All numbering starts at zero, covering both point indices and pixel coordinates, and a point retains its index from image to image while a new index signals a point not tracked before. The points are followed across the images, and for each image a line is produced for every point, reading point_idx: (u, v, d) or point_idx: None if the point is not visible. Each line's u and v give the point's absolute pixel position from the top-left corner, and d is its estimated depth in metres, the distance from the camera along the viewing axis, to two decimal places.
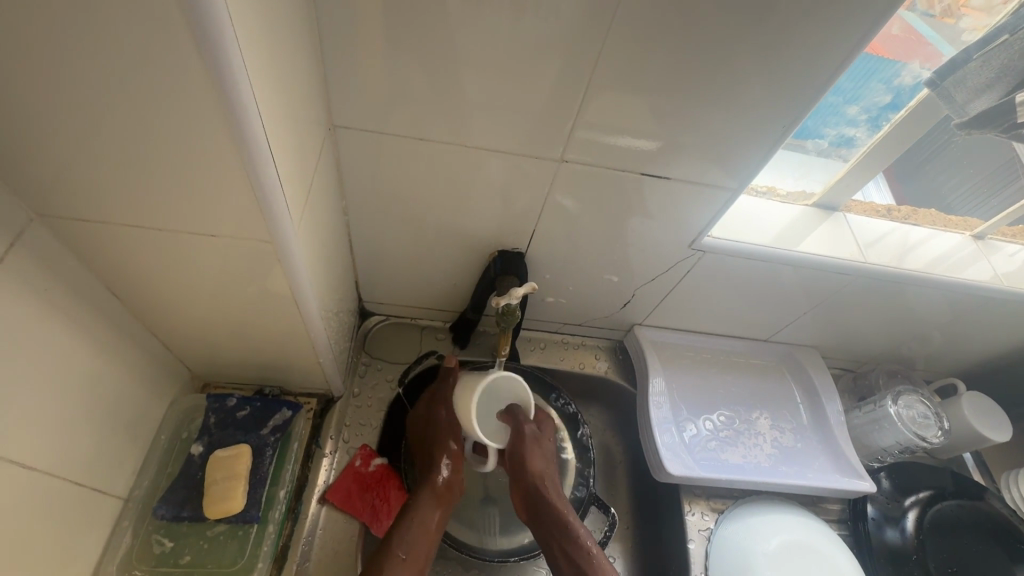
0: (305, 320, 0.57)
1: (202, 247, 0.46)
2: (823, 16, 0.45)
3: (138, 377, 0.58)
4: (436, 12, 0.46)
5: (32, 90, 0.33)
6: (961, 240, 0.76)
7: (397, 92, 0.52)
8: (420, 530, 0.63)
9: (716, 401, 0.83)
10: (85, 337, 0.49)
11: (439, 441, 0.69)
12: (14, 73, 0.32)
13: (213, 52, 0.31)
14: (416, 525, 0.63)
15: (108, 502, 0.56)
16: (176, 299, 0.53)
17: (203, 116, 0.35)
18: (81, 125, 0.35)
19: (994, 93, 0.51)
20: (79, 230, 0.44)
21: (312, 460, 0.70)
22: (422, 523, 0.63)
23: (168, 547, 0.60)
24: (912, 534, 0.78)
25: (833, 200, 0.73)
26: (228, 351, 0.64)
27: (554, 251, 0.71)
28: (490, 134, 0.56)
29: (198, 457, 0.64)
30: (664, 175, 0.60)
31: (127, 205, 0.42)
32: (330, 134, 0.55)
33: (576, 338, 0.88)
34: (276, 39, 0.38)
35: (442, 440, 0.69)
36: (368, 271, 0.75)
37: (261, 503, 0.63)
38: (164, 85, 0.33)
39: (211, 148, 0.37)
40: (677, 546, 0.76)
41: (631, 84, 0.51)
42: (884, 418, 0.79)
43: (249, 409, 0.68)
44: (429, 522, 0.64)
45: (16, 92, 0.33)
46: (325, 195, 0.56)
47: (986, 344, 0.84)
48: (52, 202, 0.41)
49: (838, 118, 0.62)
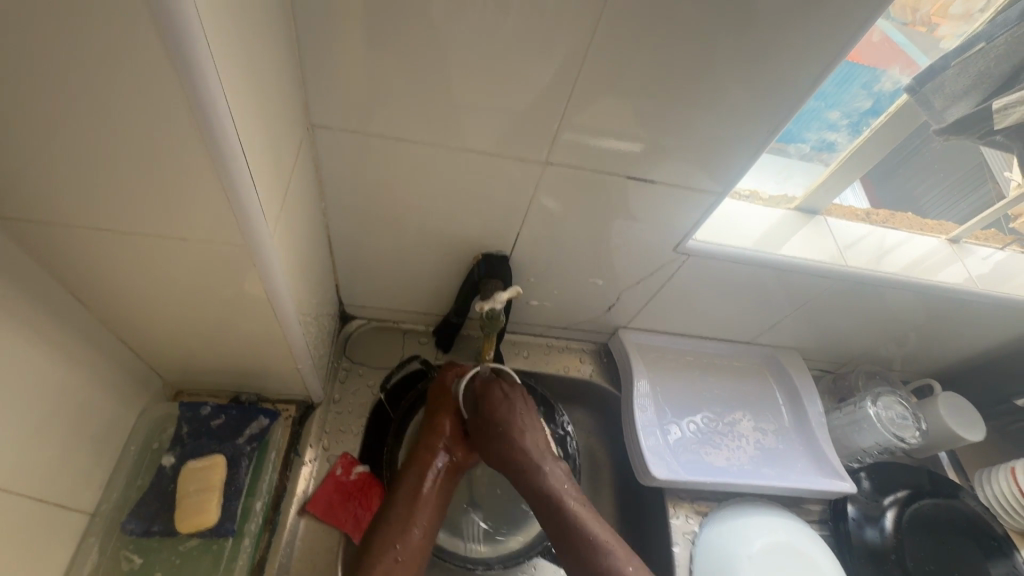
0: (283, 326, 0.55)
1: (172, 251, 0.44)
2: (805, 24, 0.46)
3: (105, 386, 0.56)
4: (419, 9, 0.44)
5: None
6: (937, 243, 0.77)
7: (377, 94, 0.51)
8: (405, 503, 0.64)
9: (700, 403, 0.83)
10: (47, 345, 0.47)
11: (434, 423, 0.70)
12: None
13: (179, 46, 0.29)
14: (404, 499, 0.64)
15: (73, 517, 0.54)
16: (145, 305, 0.51)
17: (170, 114, 0.33)
18: (37, 123, 0.33)
19: (970, 101, 0.57)
20: (38, 235, 0.42)
21: (290, 470, 0.68)
22: (411, 497, 0.64)
23: (138, 564, 0.57)
24: (891, 533, 0.79)
25: (814, 204, 0.73)
26: (201, 358, 0.61)
27: (539, 254, 0.70)
28: (472, 136, 0.55)
29: (170, 468, 0.62)
30: (649, 178, 0.60)
31: (91, 208, 0.40)
32: (308, 134, 0.54)
33: (561, 342, 0.88)
34: (249, 34, 0.36)
35: (437, 421, 0.70)
36: (349, 275, 0.73)
37: (237, 516, 0.61)
38: (128, 81, 0.31)
39: (179, 148, 0.35)
40: (663, 549, 0.76)
41: (615, 89, 0.51)
42: (864, 419, 0.80)
43: (224, 418, 0.66)
44: (420, 493, 0.65)
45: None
46: (303, 196, 0.54)
47: (961, 344, 0.86)
48: (10, 205, 0.39)
49: (820, 122, 0.62)
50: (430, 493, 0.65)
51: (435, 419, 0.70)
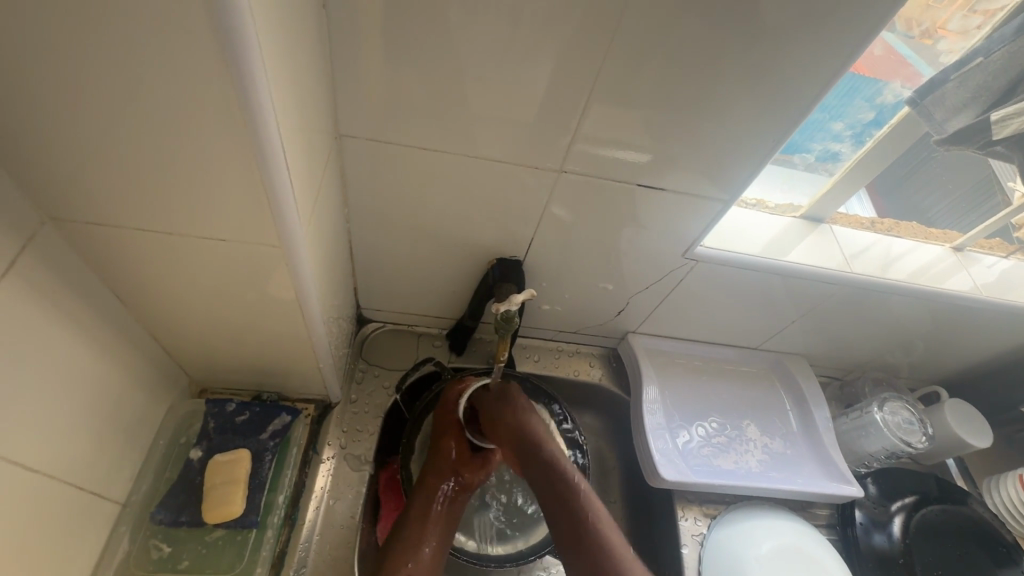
0: (309, 326, 0.57)
1: (211, 251, 0.47)
2: (808, 39, 0.48)
3: (138, 381, 0.58)
4: (442, 25, 0.47)
5: (47, 86, 0.33)
6: (942, 251, 0.78)
7: (402, 104, 0.53)
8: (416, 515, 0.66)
9: (708, 408, 0.84)
10: (90, 339, 0.50)
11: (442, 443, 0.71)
12: (28, 68, 0.32)
13: (233, 58, 0.32)
14: (415, 518, 0.65)
15: (106, 505, 0.56)
16: (179, 304, 0.54)
17: (220, 122, 0.36)
18: (99, 130, 0.36)
19: (970, 112, 0.59)
20: (88, 234, 0.44)
21: (309, 466, 0.70)
22: (422, 516, 0.66)
23: (167, 552, 0.59)
24: (899, 539, 0.79)
25: (819, 212, 0.75)
26: (228, 357, 0.64)
27: (552, 260, 0.72)
28: (491, 144, 0.57)
29: (197, 461, 0.64)
30: (659, 186, 0.62)
31: (141, 211, 0.43)
32: (336, 142, 0.56)
33: (571, 346, 0.89)
34: (291, 47, 0.39)
35: (445, 442, 0.71)
36: (367, 278, 0.76)
37: (261, 508, 0.63)
38: (185, 91, 0.34)
39: (225, 152, 0.38)
40: (672, 551, 0.77)
41: (627, 100, 0.53)
42: (871, 424, 0.81)
43: (248, 414, 0.68)
44: (430, 513, 0.66)
45: (32, 88, 0.33)
46: (330, 202, 0.57)
47: (967, 352, 0.87)
48: (66, 205, 0.42)
49: (823, 134, 0.64)
50: (440, 513, 0.67)
51: (442, 441, 0.71)
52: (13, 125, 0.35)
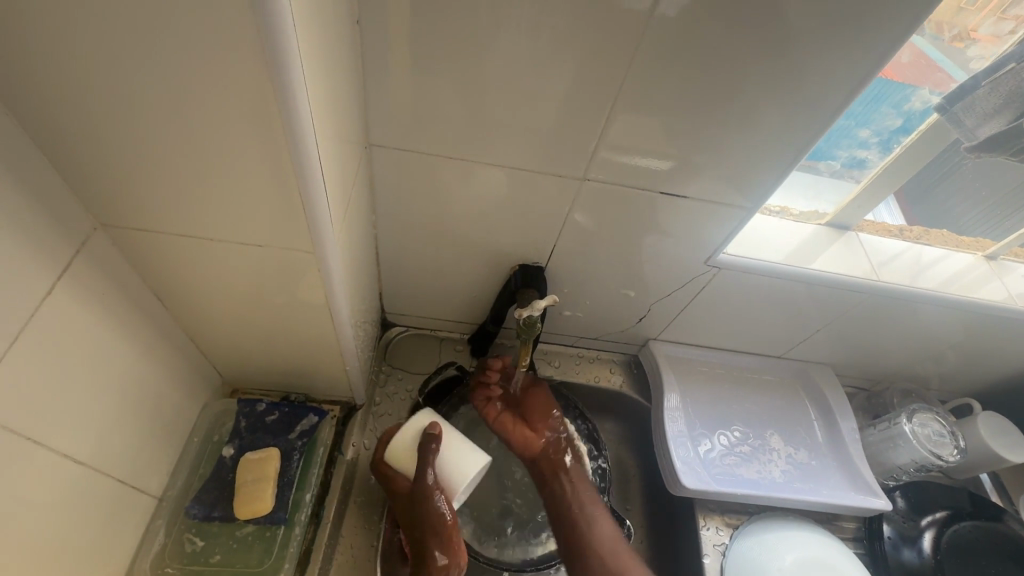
0: (337, 329, 0.59)
1: (246, 256, 0.49)
2: (835, 46, 0.48)
3: (175, 380, 0.60)
4: (471, 36, 0.49)
5: (103, 98, 0.35)
6: (973, 260, 0.77)
7: (429, 113, 0.55)
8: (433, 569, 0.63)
9: (730, 416, 0.83)
10: (135, 338, 0.52)
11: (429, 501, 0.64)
12: (90, 83, 0.34)
13: (275, 70, 0.34)
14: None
15: (144, 499, 0.59)
16: (214, 305, 0.56)
17: (260, 131, 0.38)
18: (149, 140, 0.38)
19: (1002, 118, 0.59)
20: (135, 239, 0.47)
21: (335, 465, 0.72)
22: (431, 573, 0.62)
23: (199, 546, 0.62)
24: (930, 555, 0.77)
25: (845, 219, 0.74)
26: (259, 358, 0.66)
27: (574, 266, 0.73)
28: (514, 152, 0.58)
29: (229, 458, 0.67)
30: (681, 194, 0.62)
31: (181, 215, 0.45)
32: (367, 151, 0.58)
33: (591, 352, 0.90)
34: (327, 61, 0.40)
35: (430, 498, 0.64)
36: (392, 283, 0.77)
37: (288, 506, 0.65)
38: (229, 102, 0.36)
39: (264, 159, 0.40)
40: (692, 561, 0.77)
41: (650, 108, 0.54)
42: (899, 436, 0.79)
43: (277, 413, 0.70)
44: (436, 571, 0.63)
45: (91, 98, 0.35)
46: (359, 209, 0.59)
47: (1001, 364, 0.84)
48: (117, 212, 0.44)
49: (850, 140, 0.64)
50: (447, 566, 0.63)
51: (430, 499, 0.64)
52: (72, 136, 0.38)
